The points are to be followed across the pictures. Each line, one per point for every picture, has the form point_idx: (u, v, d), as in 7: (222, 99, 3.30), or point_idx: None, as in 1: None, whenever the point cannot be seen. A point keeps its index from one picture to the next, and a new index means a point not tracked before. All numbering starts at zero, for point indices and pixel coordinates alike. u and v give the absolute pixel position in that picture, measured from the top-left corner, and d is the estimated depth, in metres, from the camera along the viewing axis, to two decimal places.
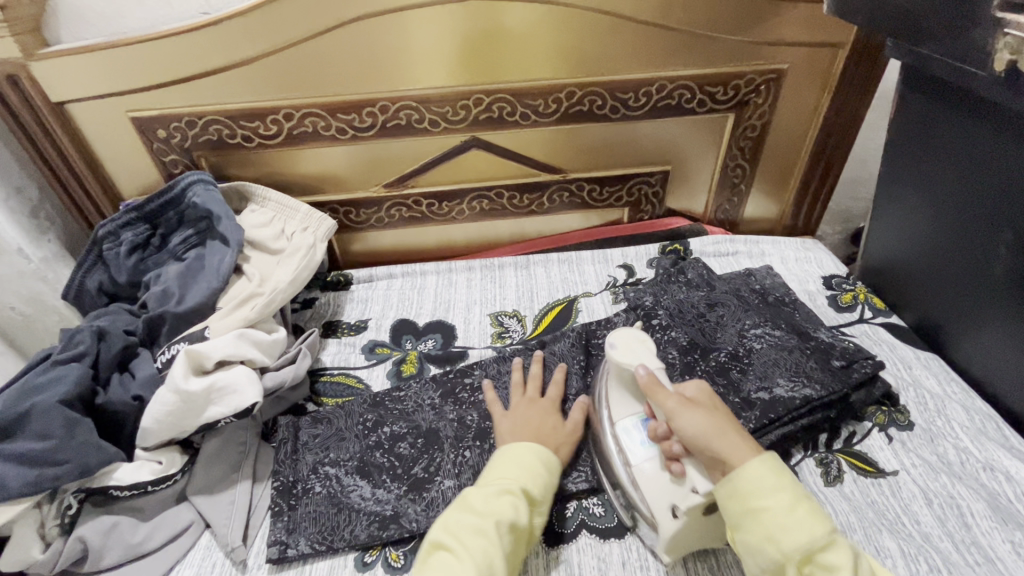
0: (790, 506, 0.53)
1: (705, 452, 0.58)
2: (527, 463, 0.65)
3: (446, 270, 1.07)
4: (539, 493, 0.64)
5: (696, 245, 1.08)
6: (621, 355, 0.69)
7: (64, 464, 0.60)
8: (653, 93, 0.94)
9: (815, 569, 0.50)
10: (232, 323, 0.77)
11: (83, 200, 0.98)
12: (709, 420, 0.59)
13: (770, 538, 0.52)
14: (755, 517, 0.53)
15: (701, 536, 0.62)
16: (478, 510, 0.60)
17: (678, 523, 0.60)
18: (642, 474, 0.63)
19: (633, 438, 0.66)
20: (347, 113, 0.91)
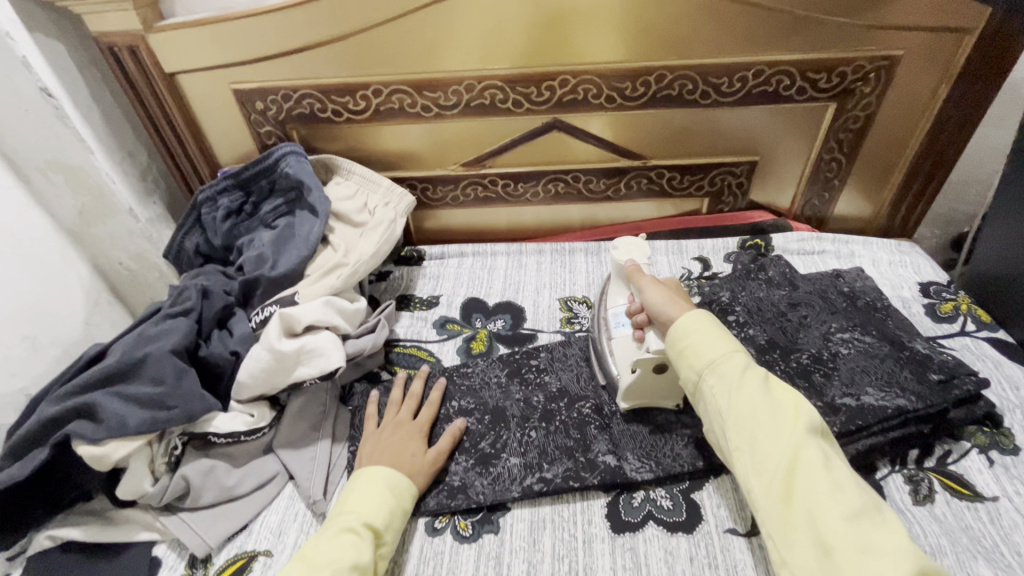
0: (705, 333, 0.63)
1: (663, 318, 0.68)
2: (372, 495, 0.64)
3: (516, 252, 1.08)
4: (384, 525, 0.62)
5: (779, 241, 1.03)
6: (617, 253, 0.78)
7: (174, 409, 0.66)
8: (749, 79, 0.90)
9: (716, 376, 0.60)
10: (320, 290, 0.80)
11: (185, 166, 1.05)
12: (672, 295, 0.69)
13: (686, 357, 0.63)
14: (678, 349, 0.64)
15: (656, 391, 0.73)
16: (318, 558, 0.58)
17: (633, 378, 0.71)
18: (614, 344, 0.74)
19: (615, 319, 0.76)
20: (433, 91, 0.92)
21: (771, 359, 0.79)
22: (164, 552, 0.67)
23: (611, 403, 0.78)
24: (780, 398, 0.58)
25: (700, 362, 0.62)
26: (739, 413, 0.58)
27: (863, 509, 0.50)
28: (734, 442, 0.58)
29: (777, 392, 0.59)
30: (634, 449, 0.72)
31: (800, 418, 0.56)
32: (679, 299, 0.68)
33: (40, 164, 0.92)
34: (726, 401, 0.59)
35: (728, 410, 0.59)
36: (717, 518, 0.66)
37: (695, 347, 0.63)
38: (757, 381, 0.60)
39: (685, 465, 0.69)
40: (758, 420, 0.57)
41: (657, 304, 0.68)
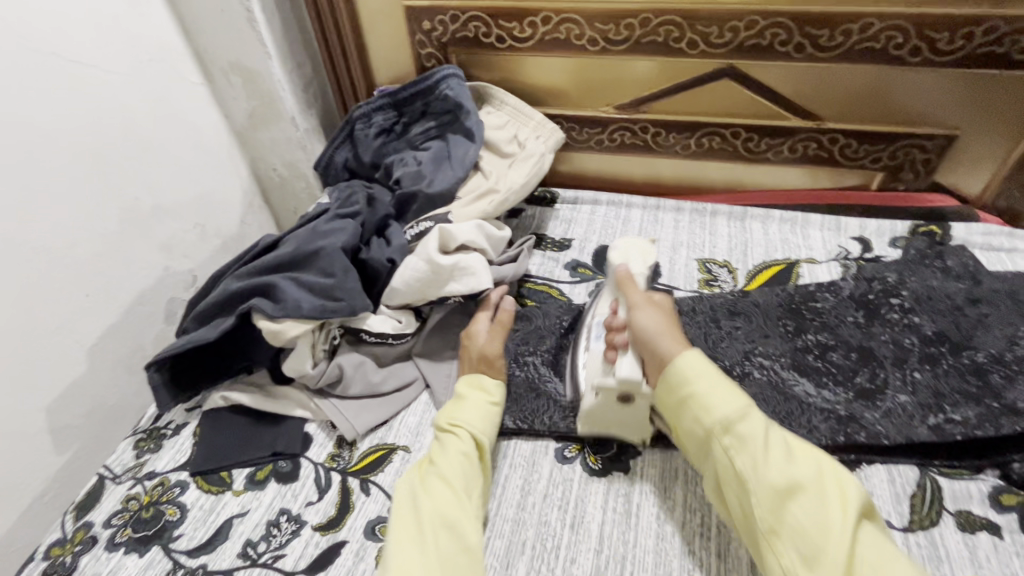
0: (706, 375, 0.59)
1: (648, 343, 0.64)
2: (454, 402, 0.67)
3: (653, 206, 1.03)
4: (475, 421, 0.64)
5: (962, 231, 0.91)
6: (616, 254, 0.77)
7: (340, 302, 0.70)
8: (976, 36, 0.77)
9: (733, 440, 0.55)
10: (473, 213, 0.82)
11: (345, 82, 1.09)
12: (665, 320, 0.66)
13: (753, 460, 0.53)
14: (683, 398, 0.59)
15: (620, 421, 0.67)
16: (430, 458, 0.62)
17: (594, 400, 0.66)
18: (589, 357, 0.70)
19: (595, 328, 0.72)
20: (605, 23, 0.87)
21: (937, 353, 0.71)
22: (316, 429, 0.72)
23: (739, 364, 0.74)
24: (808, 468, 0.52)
25: (711, 419, 0.57)
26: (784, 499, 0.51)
27: None
28: (768, 526, 0.51)
29: (806, 458, 0.54)
30: (763, 413, 0.69)
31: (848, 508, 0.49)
32: (675, 330, 0.65)
33: (225, 64, 0.99)
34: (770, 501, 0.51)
35: (762, 486, 0.52)
36: None
37: (701, 400, 0.58)
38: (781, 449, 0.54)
39: (824, 439, 0.66)
40: (797, 500, 0.51)
41: (649, 326, 0.64)
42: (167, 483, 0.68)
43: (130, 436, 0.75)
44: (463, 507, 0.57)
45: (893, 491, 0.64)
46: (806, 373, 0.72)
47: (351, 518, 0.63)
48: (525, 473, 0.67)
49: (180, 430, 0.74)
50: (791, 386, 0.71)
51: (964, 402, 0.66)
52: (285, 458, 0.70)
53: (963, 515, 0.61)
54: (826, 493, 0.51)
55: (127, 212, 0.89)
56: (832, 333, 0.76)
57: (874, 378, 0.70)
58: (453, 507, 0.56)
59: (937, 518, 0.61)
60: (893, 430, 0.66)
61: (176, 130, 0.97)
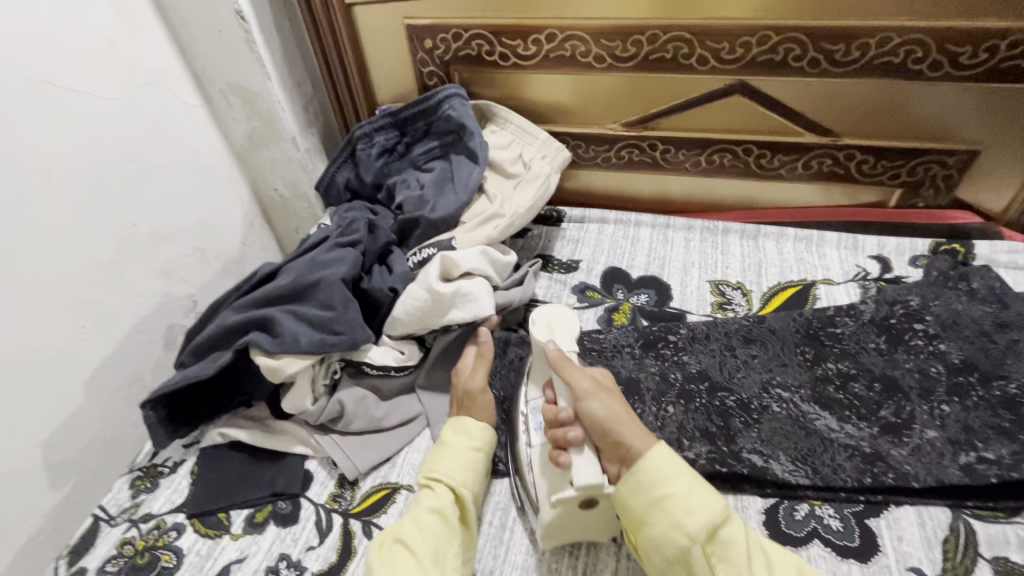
0: (645, 458, 0.55)
1: (610, 440, 0.58)
2: (438, 451, 0.64)
3: (663, 225, 1.00)
4: (456, 472, 0.61)
5: (986, 249, 0.87)
6: (540, 333, 0.70)
7: (339, 335, 0.68)
8: (1000, 49, 0.74)
9: (661, 519, 0.53)
10: (476, 238, 0.79)
11: (346, 101, 1.07)
12: (614, 406, 0.61)
13: (677, 523, 0.52)
14: (637, 494, 0.54)
15: (579, 526, 0.60)
16: (399, 519, 0.59)
17: (558, 510, 0.58)
18: (536, 454, 0.63)
19: (533, 419, 0.66)
20: (612, 40, 0.85)
21: (966, 383, 0.68)
22: (316, 467, 0.70)
23: (758, 397, 0.71)
24: (737, 541, 0.50)
25: (641, 500, 0.54)
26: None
27: None
28: None
29: (736, 530, 0.51)
30: (783, 449, 0.66)
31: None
32: (630, 416, 0.61)
33: (223, 85, 0.97)
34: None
35: (693, 571, 0.50)
36: (898, 553, 0.59)
37: (633, 479, 0.55)
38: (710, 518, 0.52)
39: (850, 480, 0.63)
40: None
41: (607, 417, 0.59)
42: (163, 526, 0.66)
43: (127, 474, 0.73)
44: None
45: (924, 535, 0.60)
46: (828, 406, 0.69)
47: (352, 565, 0.60)
48: (534, 515, 0.64)
49: (177, 468, 0.72)
50: (813, 421, 0.68)
51: (997, 439, 0.63)
52: (284, 499, 0.67)
53: (1000, 562, 0.57)
54: (755, 572, 0.49)
55: (124, 239, 0.88)
56: (853, 361, 0.73)
57: (899, 411, 0.67)
58: (412, 575, 0.52)
59: (972, 566, 0.58)
60: (922, 471, 0.62)
61: (174, 154, 0.95)
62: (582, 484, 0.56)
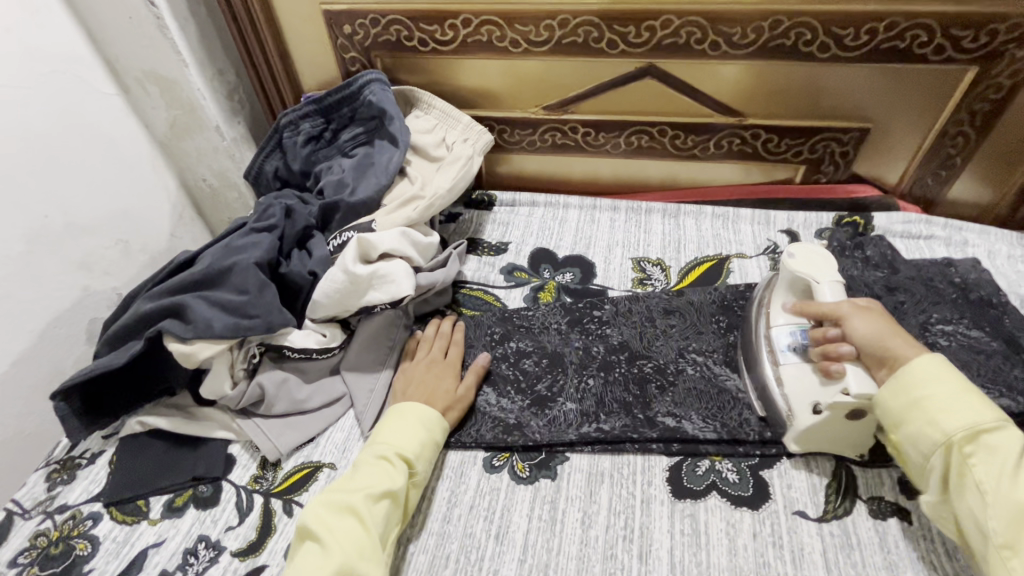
0: (944, 383, 0.54)
1: (873, 355, 0.59)
2: (404, 429, 0.65)
3: (590, 206, 1.04)
4: (417, 457, 0.63)
5: (881, 220, 0.94)
6: (794, 262, 0.69)
7: (255, 319, 0.68)
8: (879, 31, 0.80)
9: (978, 452, 0.51)
10: (396, 221, 0.81)
11: (270, 89, 1.06)
12: (882, 325, 0.60)
13: (934, 419, 0.53)
14: (917, 400, 0.55)
15: (840, 437, 0.63)
16: (353, 485, 0.60)
17: (818, 419, 0.61)
18: (795, 371, 0.65)
19: (782, 339, 0.68)
20: (524, 25, 0.87)
21: None
22: (239, 451, 0.70)
23: (674, 362, 0.75)
24: None
25: (950, 427, 0.53)
26: (1021, 500, 0.48)
27: None
28: (1003, 542, 0.48)
29: None
30: (695, 409, 0.70)
31: None
32: (893, 333, 0.60)
33: (139, 73, 0.95)
34: (997, 483, 0.49)
35: (1006, 501, 0.48)
36: (785, 499, 0.63)
37: (939, 406, 0.54)
38: None
39: (752, 434, 0.67)
40: None
41: (874, 334, 0.59)
42: (78, 516, 0.65)
43: (42, 468, 0.72)
44: (371, 554, 0.55)
45: (810, 482, 0.64)
46: (737, 367, 0.74)
47: (272, 540, 0.62)
48: (453, 484, 0.67)
49: (95, 459, 0.71)
50: (723, 380, 0.73)
51: None
52: (205, 483, 0.68)
53: (874, 503, 0.62)
54: None
55: (35, 232, 0.85)
56: None
57: None
58: (363, 551, 0.55)
59: (851, 508, 0.62)
60: None
61: (87, 144, 0.93)
62: (854, 394, 0.58)
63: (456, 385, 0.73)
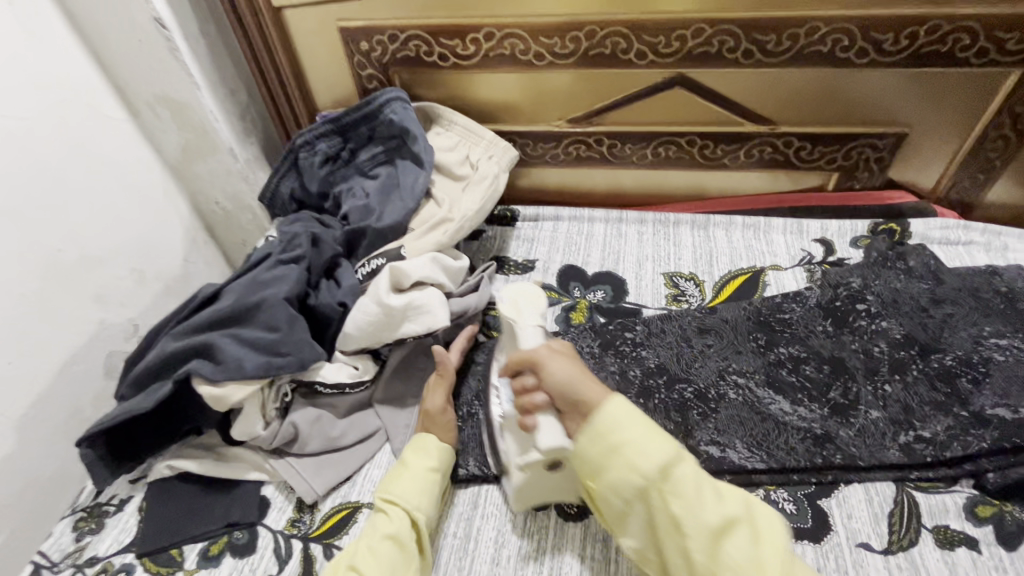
0: (637, 425, 0.54)
1: (570, 400, 0.58)
2: (393, 472, 0.64)
3: (616, 219, 1.01)
4: (408, 495, 0.61)
5: (919, 227, 0.91)
6: (504, 307, 0.69)
7: (287, 356, 0.66)
8: (920, 35, 0.77)
9: (669, 487, 0.52)
10: (425, 245, 0.78)
11: (284, 108, 1.03)
12: (577, 367, 0.60)
13: (634, 463, 0.53)
14: (613, 445, 0.54)
15: (552, 489, 0.63)
16: (350, 544, 0.59)
17: (520, 476, 0.61)
18: (506, 423, 0.65)
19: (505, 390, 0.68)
20: (550, 37, 0.84)
21: (907, 357, 0.71)
22: (273, 492, 0.68)
23: (714, 385, 0.73)
24: (732, 501, 0.51)
25: (646, 467, 0.52)
26: (708, 524, 0.50)
27: None
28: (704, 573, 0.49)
29: (736, 491, 0.52)
30: (740, 436, 0.68)
31: (772, 537, 0.49)
32: (585, 373, 0.60)
33: (150, 97, 0.92)
34: (686, 513, 0.50)
35: (696, 530, 0.50)
36: (848, 530, 0.62)
37: (636, 448, 0.53)
38: (713, 483, 0.52)
39: (803, 461, 0.66)
40: (731, 538, 0.49)
41: (561, 380, 0.58)
42: (111, 568, 0.63)
43: (69, 515, 0.70)
44: None
45: (872, 511, 0.63)
46: (781, 389, 0.72)
47: None
48: (498, 523, 0.65)
49: (125, 505, 0.69)
50: (768, 405, 0.70)
51: (933, 414, 0.66)
52: (241, 529, 0.65)
53: (939, 531, 0.61)
54: (760, 528, 0.50)
55: (49, 266, 0.82)
56: (803, 345, 0.75)
57: (846, 392, 0.70)
58: None
59: (915, 537, 0.61)
60: (865, 451, 0.65)
61: (98, 172, 0.90)
62: (542, 450, 0.57)
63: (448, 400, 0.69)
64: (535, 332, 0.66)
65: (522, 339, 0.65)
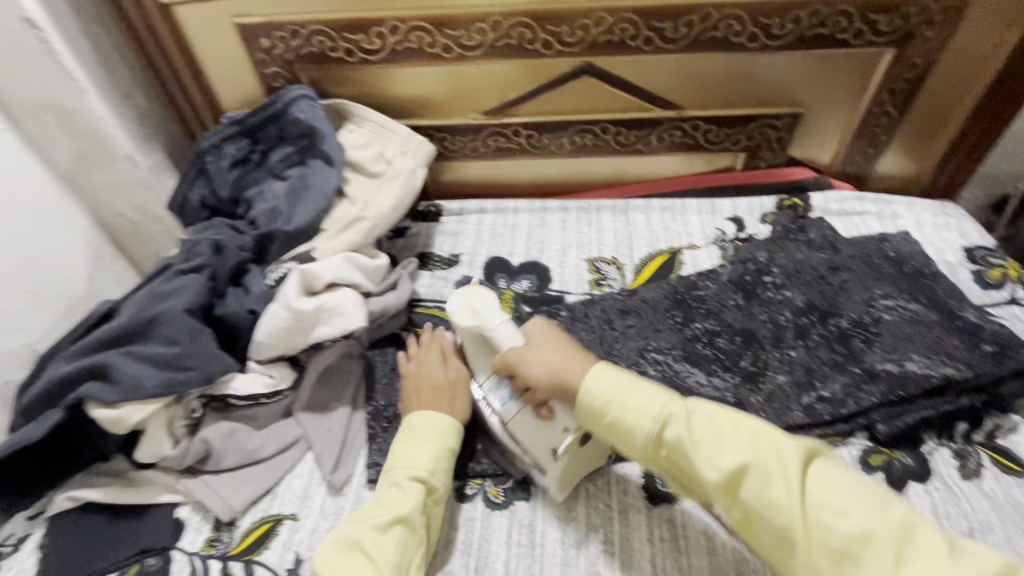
0: (618, 396, 0.56)
1: (559, 387, 0.59)
2: (412, 446, 0.62)
3: (539, 209, 1.02)
4: (429, 474, 0.60)
5: (819, 201, 0.97)
6: (463, 317, 0.66)
7: (191, 371, 0.63)
8: (803, 19, 0.82)
9: (671, 447, 0.54)
10: (339, 246, 0.76)
11: (187, 110, 0.98)
12: (555, 349, 0.61)
13: (630, 435, 0.55)
14: (603, 422, 0.57)
15: (584, 462, 0.64)
16: (362, 518, 0.57)
17: (558, 464, 0.61)
18: (512, 425, 0.64)
19: (495, 396, 0.65)
20: (455, 29, 0.84)
21: (808, 323, 0.76)
22: (188, 514, 0.65)
23: (636, 364, 0.75)
24: (735, 444, 0.51)
25: (641, 435, 0.55)
26: (715, 480, 0.50)
27: (898, 529, 0.45)
28: (738, 520, 0.50)
29: (739, 432, 0.52)
30: None
31: (786, 474, 0.48)
32: (564, 352, 0.62)
33: (30, 105, 0.85)
34: (695, 469, 0.52)
35: (712, 486, 0.51)
36: None
37: (625, 415, 0.56)
38: (711, 430, 0.52)
39: None
40: (746, 484, 0.49)
41: (549, 372, 0.59)
42: None
43: None
44: None
45: None
46: (697, 362, 0.75)
47: None
48: None
49: (22, 544, 0.64)
50: (685, 378, 0.73)
51: (832, 374, 0.71)
52: (153, 555, 0.62)
53: None
54: (770, 468, 0.49)
55: None
56: (717, 319, 0.78)
57: (756, 360, 0.74)
58: None
59: None
60: (774, 415, 0.69)
61: None
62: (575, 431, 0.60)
63: (446, 371, 0.69)
64: (508, 328, 0.64)
65: (499, 342, 0.63)
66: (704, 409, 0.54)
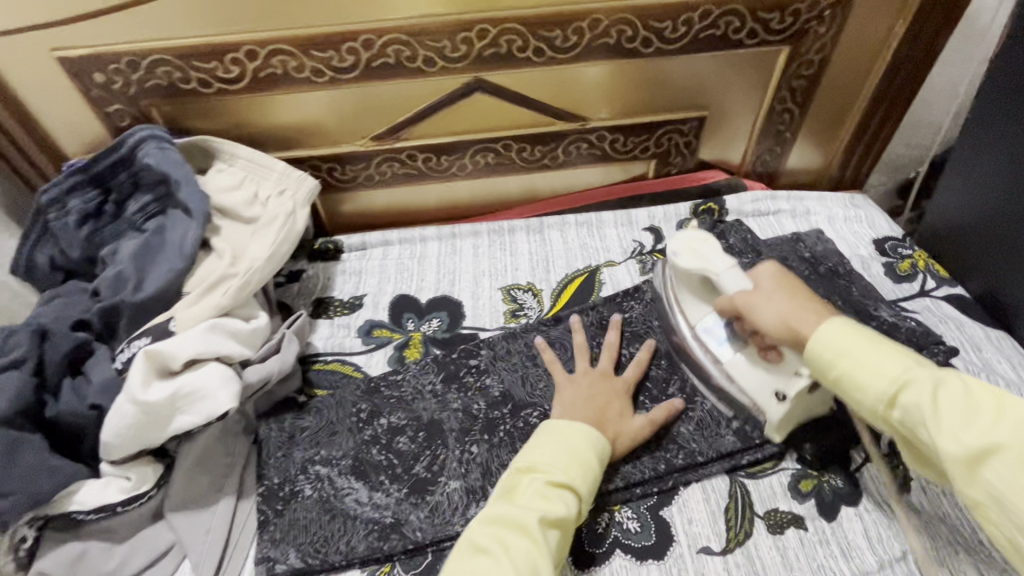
0: (864, 356, 0.51)
1: (789, 338, 0.56)
2: (564, 452, 0.57)
3: (448, 235, 0.94)
4: (586, 484, 0.56)
5: (733, 203, 0.94)
6: (681, 258, 0.68)
7: (7, 497, 0.53)
8: (694, 21, 0.78)
9: (906, 413, 0.48)
10: (202, 312, 0.66)
11: (19, 160, 0.82)
12: (789, 300, 0.57)
13: (858, 394, 0.51)
14: (830, 377, 0.53)
15: (805, 408, 0.63)
16: (528, 505, 0.54)
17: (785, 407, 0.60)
18: (738, 364, 0.65)
19: (715, 334, 0.67)
20: (322, 51, 0.75)
21: None
22: None
23: None
24: (985, 422, 0.44)
25: (871, 395, 0.50)
26: (955, 453, 0.45)
27: None
28: (968, 498, 0.45)
29: (986, 406, 0.45)
30: None
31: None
32: (802, 301, 0.57)
33: None
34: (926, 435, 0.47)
35: (949, 461, 0.45)
36: (689, 537, 0.60)
37: (860, 372, 0.51)
38: (958, 402, 0.46)
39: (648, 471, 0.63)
40: (990, 464, 0.43)
41: (778, 321, 0.56)
42: None
43: None
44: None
45: (709, 510, 0.62)
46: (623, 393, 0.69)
47: None
48: None
49: None
50: None
51: None
52: None
53: (770, 516, 0.61)
54: None
55: None
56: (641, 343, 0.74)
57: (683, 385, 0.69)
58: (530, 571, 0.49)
59: (749, 528, 0.61)
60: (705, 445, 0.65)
61: None
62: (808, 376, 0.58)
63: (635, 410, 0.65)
64: (734, 273, 0.64)
65: (725, 284, 0.64)
66: (964, 379, 0.47)
